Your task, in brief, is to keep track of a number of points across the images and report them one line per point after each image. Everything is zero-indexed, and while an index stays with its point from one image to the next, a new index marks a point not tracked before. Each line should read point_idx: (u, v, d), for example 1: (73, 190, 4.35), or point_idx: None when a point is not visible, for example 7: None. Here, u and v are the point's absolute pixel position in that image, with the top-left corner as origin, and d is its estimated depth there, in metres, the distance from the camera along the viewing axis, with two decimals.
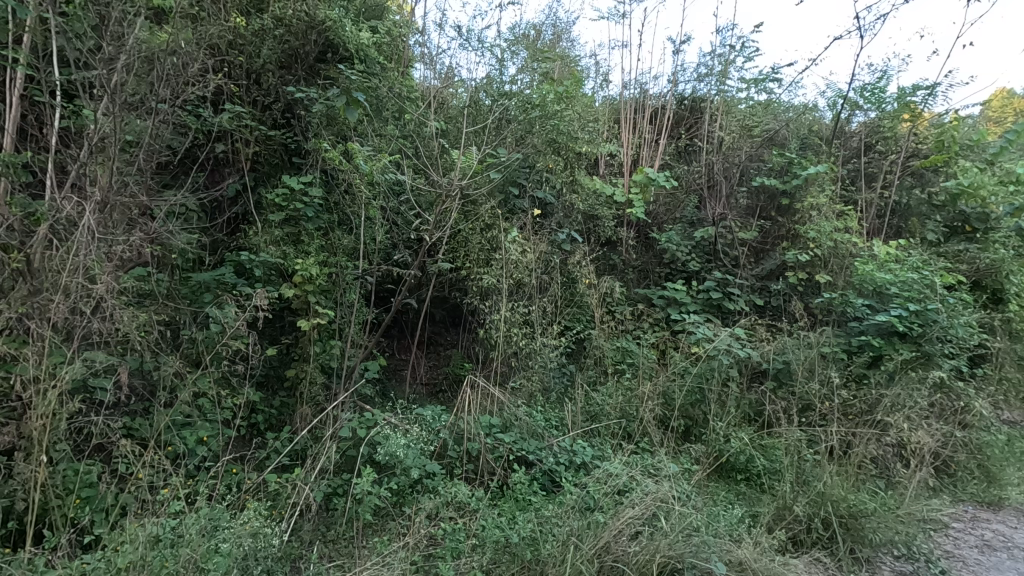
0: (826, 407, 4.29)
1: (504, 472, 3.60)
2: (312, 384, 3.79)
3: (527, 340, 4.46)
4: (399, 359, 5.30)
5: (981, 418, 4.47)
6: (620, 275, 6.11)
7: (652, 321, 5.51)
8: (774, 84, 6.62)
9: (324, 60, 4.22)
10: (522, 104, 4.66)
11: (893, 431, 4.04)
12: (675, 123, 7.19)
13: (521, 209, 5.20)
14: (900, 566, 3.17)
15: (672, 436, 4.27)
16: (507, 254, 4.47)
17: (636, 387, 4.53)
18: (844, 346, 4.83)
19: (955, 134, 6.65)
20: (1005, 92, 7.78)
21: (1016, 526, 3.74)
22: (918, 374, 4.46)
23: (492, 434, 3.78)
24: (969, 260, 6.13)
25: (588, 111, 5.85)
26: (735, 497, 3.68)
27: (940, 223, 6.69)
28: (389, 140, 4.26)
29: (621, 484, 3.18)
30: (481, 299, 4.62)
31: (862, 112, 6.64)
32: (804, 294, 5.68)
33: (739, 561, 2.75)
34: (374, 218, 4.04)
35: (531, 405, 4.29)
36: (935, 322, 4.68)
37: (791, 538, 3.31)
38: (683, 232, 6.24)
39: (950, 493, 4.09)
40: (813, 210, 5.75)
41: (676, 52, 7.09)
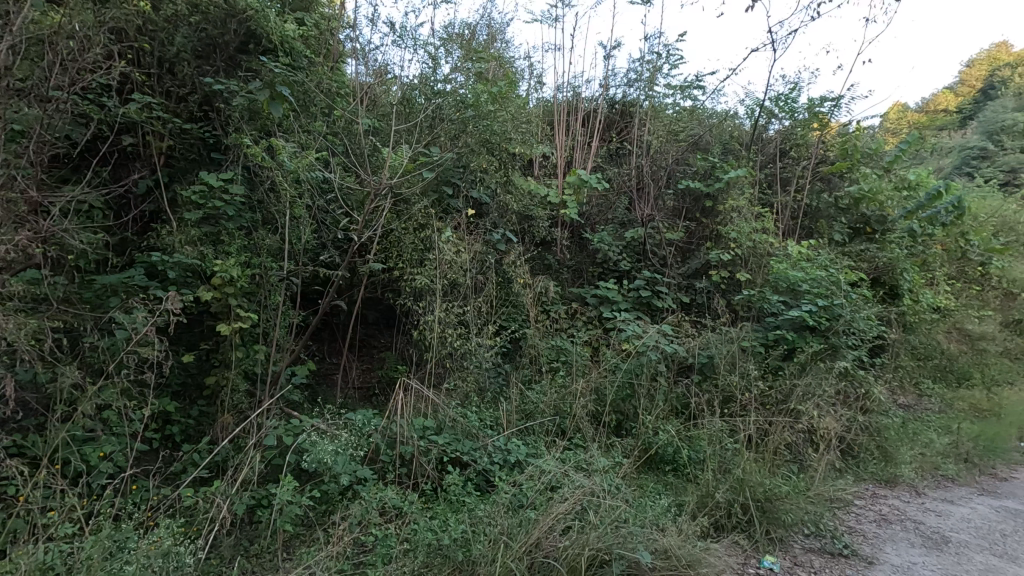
0: (746, 398, 4.54)
1: (437, 473, 3.57)
2: (234, 390, 3.59)
3: (461, 341, 4.42)
4: (330, 363, 5.16)
5: (879, 404, 4.88)
6: (556, 275, 6.20)
7: (586, 319, 5.64)
8: (698, 91, 6.95)
9: (246, 50, 3.98)
10: (456, 104, 4.62)
11: (804, 418, 4.34)
12: (606, 126, 7.40)
13: (456, 209, 5.15)
14: (811, 543, 3.40)
15: (604, 431, 4.38)
16: (440, 254, 4.42)
17: (569, 384, 4.61)
18: (761, 341, 5.14)
19: (857, 143, 7.23)
20: (901, 105, 8.52)
21: (909, 500, 4.12)
22: (826, 364, 4.81)
23: (426, 437, 3.74)
24: (870, 259, 6.70)
25: (522, 113, 5.87)
26: (662, 487, 3.82)
27: (845, 224, 7.24)
28: (317, 137, 4.10)
29: (553, 481, 3.23)
30: (415, 299, 4.54)
31: (777, 120, 7.06)
32: (725, 292, 6.00)
33: (664, 548, 2.87)
34: (301, 217, 3.89)
35: (465, 405, 4.27)
36: (841, 315, 5.07)
37: (714, 523, 3.47)
38: (615, 233, 6.41)
39: (854, 473, 4.44)
40: (734, 211, 6.11)
41: (607, 57, 7.29)
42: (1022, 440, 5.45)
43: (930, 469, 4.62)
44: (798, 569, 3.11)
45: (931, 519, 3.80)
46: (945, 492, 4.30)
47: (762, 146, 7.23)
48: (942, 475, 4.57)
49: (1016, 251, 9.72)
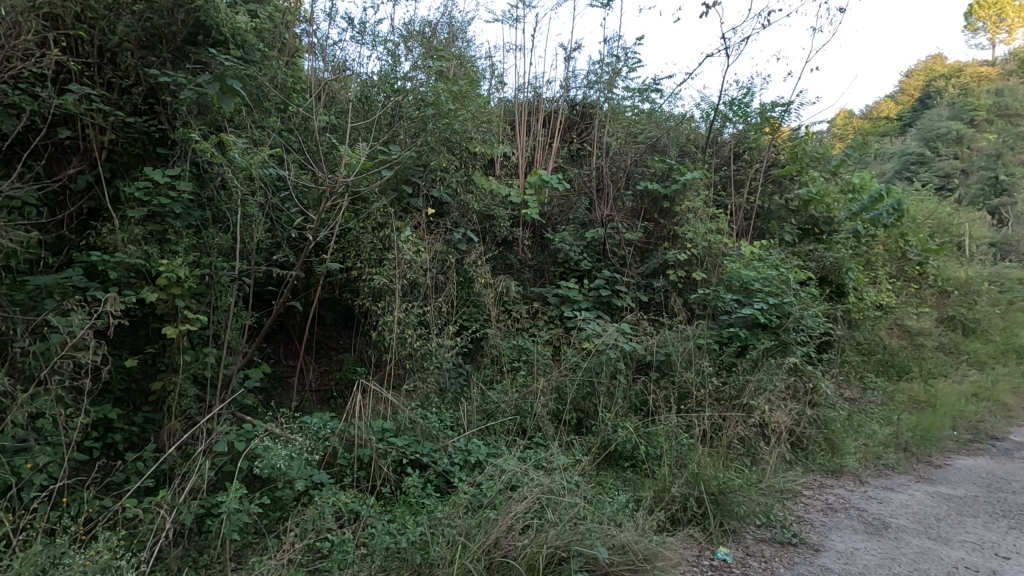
0: (701, 394, 4.66)
1: (397, 476, 3.52)
2: (182, 396, 3.43)
3: (421, 341, 4.36)
4: (286, 365, 5.03)
5: (826, 398, 5.11)
6: (517, 275, 6.20)
7: (547, 318, 5.68)
8: (656, 95, 7.09)
9: (194, 42, 3.81)
10: (416, 102, 4.57)
11: (756, 413, 4.50)
12: (567, 127, 7.46)
13: (415, 207, 5.08)
14: (761, 533, 3.51)
15: (565, 430, 4.41)
16: (400, 253, 4.36)
17: (531, 383, 4.62)
18: (716, 338, 5.29)
19: (806, 147, 7.53)
20: (846, 112, 8.90)
21: (853, 489, 4.31)
22: (777, 360, 5.00)
23: (385, 439, 3.68)
24: (817, 259, 7.01)
25: (483, 112, 5.83)
26: (621, 483, 3.87)
27: (795, 225, 7.53)
28: (270, 133, 3.98)
29: (513, 479, 3.24)
30: (374, 299, 4.46)
31: (731, 123, 7.25)
32: (682, 290, 6.14)
33: (621, 544, 2.91)
34: (253, 215, 3.75)
35: (426, 407, 4.23)
36: (790, 313, 5.28)
37: (670, 517, 3.54)
38: (576, 233, 6.46)
39: (803, 464, 4.61)
40: (690, 212, 6.27)
41: (568, 59, 7.36)
42: (955, 428, 5.79)
43: (873, 459, 4.84)
44: (750, 559, 3.21)
45: (873, 506, 3.99)
46: (885, 480, 4.52)
47: (717, 150, 7.40)
48: (883, 464, 4.80)
49: (950, 251, 10.32)
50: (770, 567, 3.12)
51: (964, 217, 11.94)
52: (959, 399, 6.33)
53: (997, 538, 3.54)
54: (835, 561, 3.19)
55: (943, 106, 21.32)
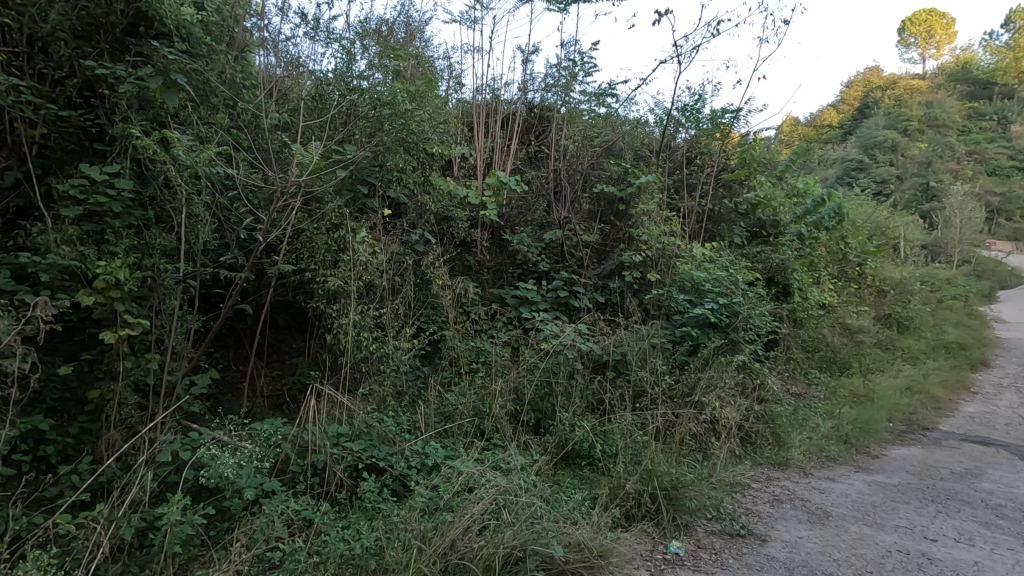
0: (655, 392, 4.77)
1: (352, 481, 3.47)
2: (122, 405, 3.26)
3: (377, 344, 4.29)
4: (236, 371, 4.88)
5: (773, 394, 5.33)
6: (476, 276, 6.21)
7: (505, 319, 5.70)
8: (612, 99, 7.23)
9: (135, 34, 3.65)
10: (371, 101, 4.49)
11: (707, 409, 4.66)
12: (525, 130, 7.47)
13: (372, 208, 5.00)
14: (712, 526, 3.63)
15: (523, 430, 4.43)
16: (355, 254, 4.27)
17: (489, 384, 4.62)
18: (669, 337, 5.44)
19: (754, 153, 7.82)
20: (793, 119, 9.25)
21: (798, 481, 4.50)
22: (726, 358, 5.19)
23: (340, 444, 3.60)
24: (765, 260, 7.32)
25: (440, 113, 5.79)
26: (577, 481, 3.92)
27: (744, 228, 7.83)
28: (218, 130, 3.83)
29: (469, 481, 3.24)
30: (329, 302, 4.36)
31: (684, 129, 7.45)
32: (638, 291, 6.28)
33: (576, 542, 2.96)
34: (199, 216, 3.61)
35: (382, 410, 4.18)
36: (739, 313, 5.49)
37: (625, 513, 3.61)
38: (534, 234, 6.51)
39: (752, 458, 4.79)
40: (644, 215, 6.45)
41: (526, 61, 7.40)
42: (891, 420, 6.12)
43: (817, 451, 5.07)
44: (701, 551, 3.31)
45: (815, 496, 4.18)
46: (827, 471, 4.74)
47: (670, 154, 7.60)
48: (825, 455, 5.03)
49: (886, 253, 10.93)
50: (720, 558, 3.22)
51: (900, 221, 12.68)
52: (895, 392, 6.72)
53: (926, 522, 3.77)
54: (780, 550, 3.32)
55: (879, 117, 22.59)
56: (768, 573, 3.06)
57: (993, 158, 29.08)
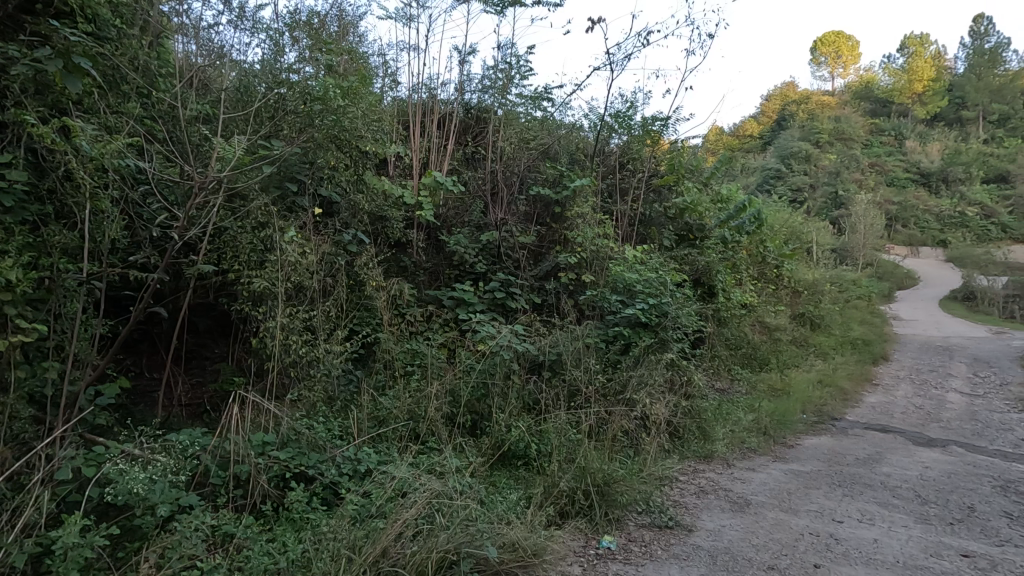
0: (589, 390, 4.88)
1: (278, 492, 3.31)
2: (14, 419, 2.93)
3: (307, 348, 4.12)
4: (150, 379, 4.58)
5: (699, 390, 5.59)
6: (411, 277, 6.14)
7: (442, 321, 5.65)
8: (548, 103, 7.33)
9: (32, 11, 3.17)
10: (301, 96, 4.36)
11: (638, 406, 4.83)
12: (462, 131, 7.44)
13: (302, 207, 4.80)
14: (642, 519, 3.75)
15: (459, 432, 4.40)
16: (283, 254, 4.07)
17: (424, 387, 4.55)
18: (603, 337, 5.58)
19: (682, 159, 8.15)
20: (719, 127, 9.64)
21: (721, 472, 4.74)
22: (656, 356, 5.38)
23: (265, 453, 3.43)
24: (691, 263, 7.72)
25: (375, 110, 5.64)
26: (513, 482, 3.94)
27: (672, 231, 8.18)
28: (128, 120, 3.55)
29: (403, 485, 3.18)
30: (254, 304, 4.15)
31: (617, 135, 7.64)
32: (573, 292, 6.40)
33: (511, 542, 2.98)
34: (106, 211, 3.32)
35: (312, 416, 4.02)
36: (667, 313, 5.72)
37: (559, 511, 3.67)
38: (471, 235, 6.48)
39: (680, 452, 4.99)
40: (580, 217, 6.62)
41: (462, 62, 7.37)
42: (805, 412, 6.57)
43: (739, 443, 5.37)
44: (631, 544, 3.41)
45: (737, 486, 4.42)
46: (748, 462, 5.02)
47: (604, 158, 7.80)
48: (746, 447, 5.33)
49: (801, 256, 11.74)
50: (649, 550, 3.34)
51: (812, 226, 13.66)
52: (808, 386, 7.23)
53: (834, 505, 4.07)
54: (704, 539, 3.48)
55: (794, 130, 24.22)
56: (693, 561, 3.19)
57: (891, 170, 31.92)
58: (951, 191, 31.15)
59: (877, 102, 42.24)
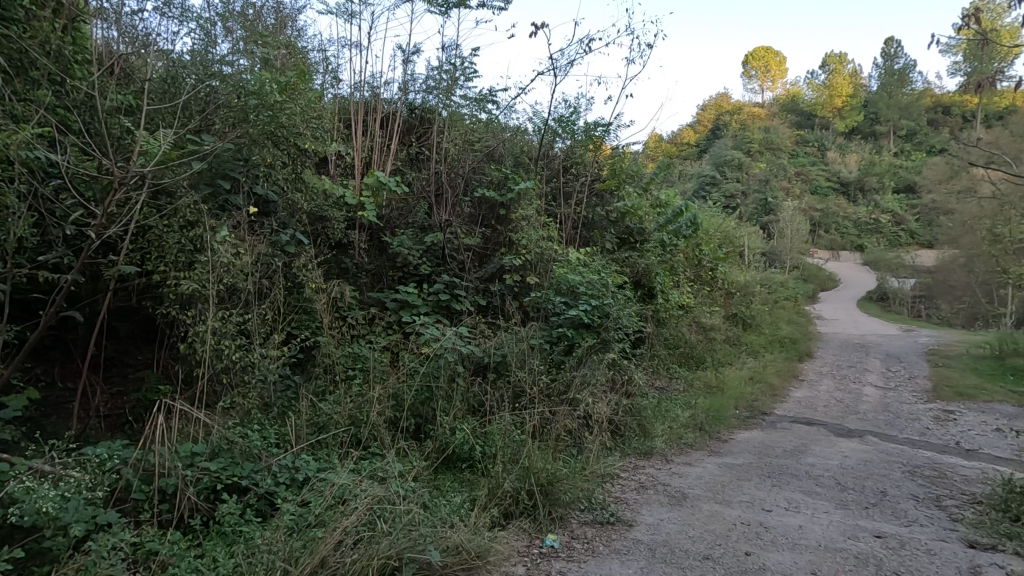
0: (533, 391, 4.91)
1: (209, 505, 3.14)
2: None
3: (241, 353, 3.93)
4: (63, 389, 4.22)
5: (639, 389, 5.76)
6: (353, 279, 6.00)
7: (385, 324, 5.54)
8: (493, 105, 7.35)
9: None
10: (235, 88, 4.29)
11: (581, 405, 4.92)
12: (405, 131, 7.34)
13: (235, 205, 4.56)
14: (584, 516, 3.83)
15: (402, 437, 4.34)
16: (215, 255, 3.86)
17: (366, 391, 4.45)
18: (547, 338, 5.65)
19: (624, 164, 8.38)
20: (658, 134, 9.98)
21: (660, 467, 4.90)
22: (599, 357, 5.50)
23: (194, 465, 3.25)
24: (632, 265, 7.96)
25: (315, 107, 5.46)
26: (457, 484, 3.92)
27: (614, 235, 8.39)
28: (38, 108, 3.26)
29: (343, 493, 3.09)
30: (182, 307, 3.91)
31: (561, 139, 7.77)
32: (517, 294, 6.43)
33: (454, 545, 2.96)
34: (12, 207, 3.04)
35: (246, 424, 3.84)
36: (609, 314, 5.86)
37: (503, 512, 3.68)
38: (414, 237, 6.41)
39: (621, 449, 5.12)
40: (524, 220, 6.66)
41: (406, 61, 7.28)
42: (737, 407, 6.91)
43: (677, 439, 5.57)
44: (574, 541, 3.47)
45: (675, 480, 4.58)
46: (685, 457, 5.21)
47: (548, 162, 7.90)
48: (684, 442, 5.54)
49: (734, 259, 12.34)
50: (592, 546, 3.40)
51: (744, 230, 14.38)
52: (740, 383, 7.60)
53: (764, 495, 4.30)
54: (643, 533, 3.59)
55: (727, 139, 25.46)
56: (634, 555, 3.29)
57: (815, 179, 34.09)
58: (867, 200, 33.62)
59: (802, 115, 45.05)
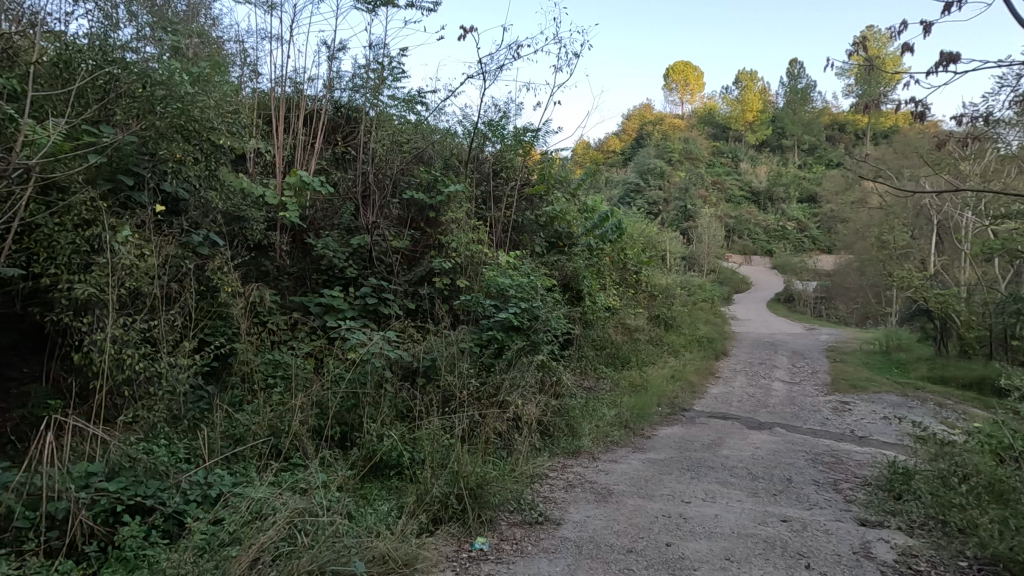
0: (462, 395, 4.88)
1: (106, 529, 2.88)
2: None
3: (145, 362, 3.62)
4: None
5: (567, 389, 5.89)
6: (274, 283, 5.72)
7: (308, 329, 5.34)
8: (422, 106, 7.27)
9: None
10: (139, 77, 3.97)
11: (510, 408, 4.96)
12: (330, 129, 7.12)
13: (139, 204, 4.21)
14: (513, 517, 3.86)
15: (326, 446, 4.18)
16: (115, 257, 3.55)
17: (287, 400, 4.25)
18: (477, 341, 5.64)
19: (552, 170, 8.54)
20: (586, 141, 10.23)
21: (587, 465, 5.03)
22: (528, 359, 5.56)
23: (90, 487, 2.96)
24: (560, 268, 8.12)
25: (231, 100, 5.15)
26: (384, 492, 3.84)
27: (543, 238, 8.53)
28: None
29: (261, 508, 2.94)
30: (77, 314, 3.57)
31: (491, 143, 7.81)
32: (447, 297, 6.39)
33: (380, 555, 2.89)
34: None
35: (152, 440, 3.55)
36: (538, 316, 5.93)
37: (431, 518, 3.64)
38: (340, 239, 6.21)
39: (550, 449, 5.22)
40: (453, 223, 6.62)
41: (331, 58, 7.05)
42: (660, 404, 7.23)
43: (603, 437, 5.74)
44: (503, 543, 3.48)
45: (601, 477, 4.72)
46: (611, 454, 5.38)
47: (478, 165, 7.91)
48: (610, 440, 5.72)
49: (657, 263, 12.91)
50: (520, 547, 3.43)
51: (666, 235, 15.11)
52: (663, 381, 7.95)
53: (683, 488, 4.51)
54: (570, 530, 3.66)
55: (651, 149, 26.66)
56: (561, 553, 3.34)
57: (729, 188, 36.36)
58: (775, 208, 36.26)
59: (717, 127, 47.95)
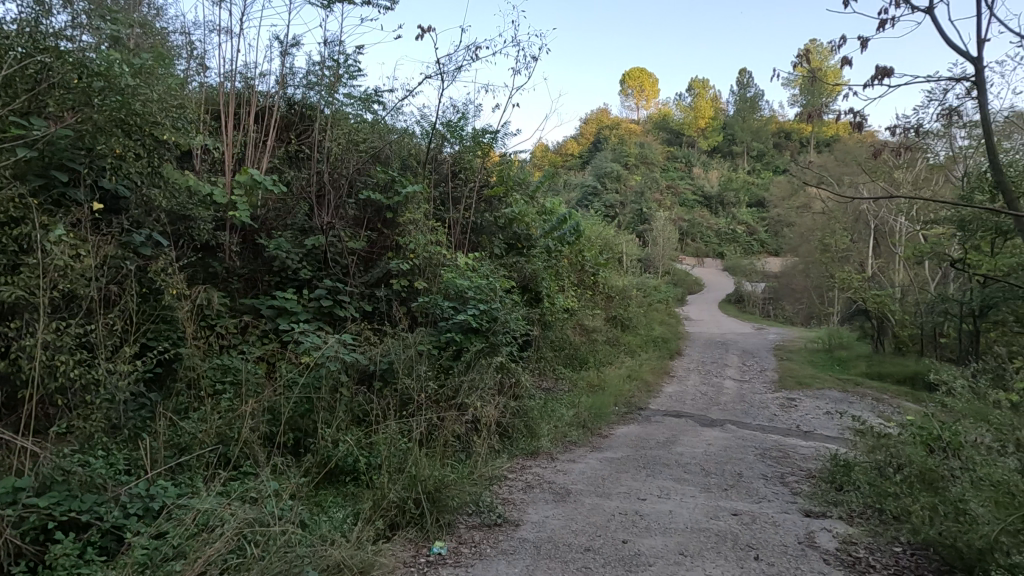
0: (420, 398, 4.81)
1: (36, 547, 2.71)
2: None
3: (81, 369, 3.42)
4: None
5: (526, 390, 5.91)
6: (223, 285, 5.52)
7: (259, 333, 5.18)
8: (378, 105, 7.15)
9: None
10: (74, 66, 3.73)
11: (469, 410, 4.94)
12: (284, 126, 7.02)
13: (75, 201, 3.97)
14: (471, 520, 3.84)
15: (278, 453, 4.06)
16: (48, 257, 3.34)
17: (237, 406, 4.10)
18: (435, 343, 5.60)
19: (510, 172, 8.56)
20: (543, 144, 10.25)
21: (546, 466, 5.06)
22: (487, 360, 5.55)
23: (19, 503, 2.77)
24: (519, 270, 8.16)
25: (175, 94, 4.92)
26: (339, 499, 3.76)
27: (502, 240, 8.54)
28: None
29: (208, 519, 2.82)
30: (3, 318, 3.34)
31: (450, 143, 7.77)
32: (405, 299, 6.31)
33: (334, 563, 2.83)
34: None
35: (89, 451, 3.36)
36: (497, 318, 5.93)
37: (388, 523, 3.58)
38: (294, 239, 6.03)
39: (509, 451, 5.23)
40: (411, 224, 6.56)
41: (284, 53, 6.86)
42: (617, 404, 7.36)
43: (562, 437, 5.79)
44: (461, 547, 3.46)
45: (559, 477, 4.76)
46: (569, 454, 5.44)
47: (437, 165, 7.84)
48: (568, 440, 5.79)
49: (614, 265, 13.14)
50: (478, 550, 3.41)
51: (623, 238, 15.40)
52: (620, 381, 8.10)
53: (639, 485, 4.61)
54: (529, 531, 3.68)
55: (608, 153, 27.16)
56: (519, 554, 3.35)
57: (683, 192, 37.42)
58: (726, 212, 37.53)
59: (672, 133, 49.27)
